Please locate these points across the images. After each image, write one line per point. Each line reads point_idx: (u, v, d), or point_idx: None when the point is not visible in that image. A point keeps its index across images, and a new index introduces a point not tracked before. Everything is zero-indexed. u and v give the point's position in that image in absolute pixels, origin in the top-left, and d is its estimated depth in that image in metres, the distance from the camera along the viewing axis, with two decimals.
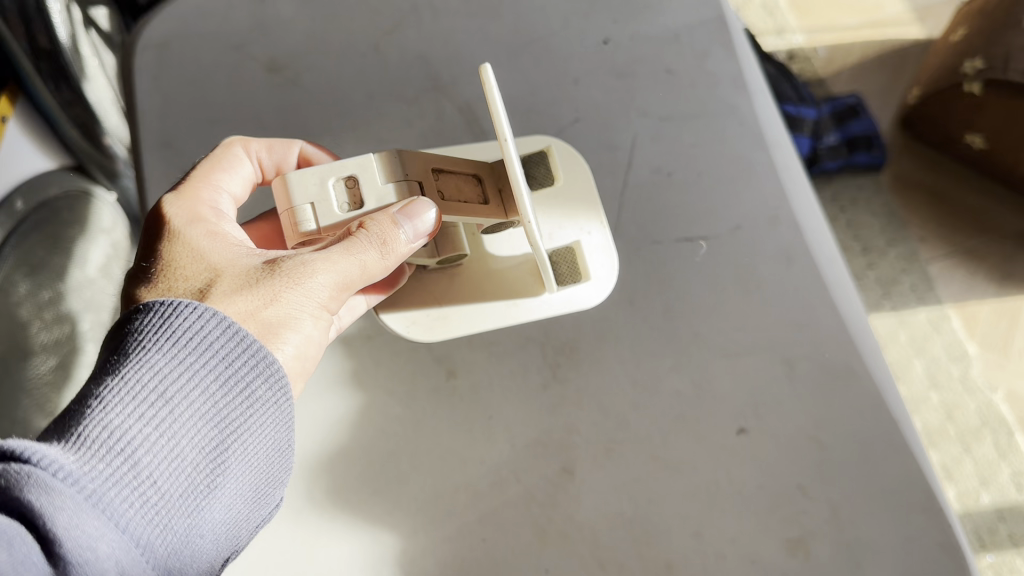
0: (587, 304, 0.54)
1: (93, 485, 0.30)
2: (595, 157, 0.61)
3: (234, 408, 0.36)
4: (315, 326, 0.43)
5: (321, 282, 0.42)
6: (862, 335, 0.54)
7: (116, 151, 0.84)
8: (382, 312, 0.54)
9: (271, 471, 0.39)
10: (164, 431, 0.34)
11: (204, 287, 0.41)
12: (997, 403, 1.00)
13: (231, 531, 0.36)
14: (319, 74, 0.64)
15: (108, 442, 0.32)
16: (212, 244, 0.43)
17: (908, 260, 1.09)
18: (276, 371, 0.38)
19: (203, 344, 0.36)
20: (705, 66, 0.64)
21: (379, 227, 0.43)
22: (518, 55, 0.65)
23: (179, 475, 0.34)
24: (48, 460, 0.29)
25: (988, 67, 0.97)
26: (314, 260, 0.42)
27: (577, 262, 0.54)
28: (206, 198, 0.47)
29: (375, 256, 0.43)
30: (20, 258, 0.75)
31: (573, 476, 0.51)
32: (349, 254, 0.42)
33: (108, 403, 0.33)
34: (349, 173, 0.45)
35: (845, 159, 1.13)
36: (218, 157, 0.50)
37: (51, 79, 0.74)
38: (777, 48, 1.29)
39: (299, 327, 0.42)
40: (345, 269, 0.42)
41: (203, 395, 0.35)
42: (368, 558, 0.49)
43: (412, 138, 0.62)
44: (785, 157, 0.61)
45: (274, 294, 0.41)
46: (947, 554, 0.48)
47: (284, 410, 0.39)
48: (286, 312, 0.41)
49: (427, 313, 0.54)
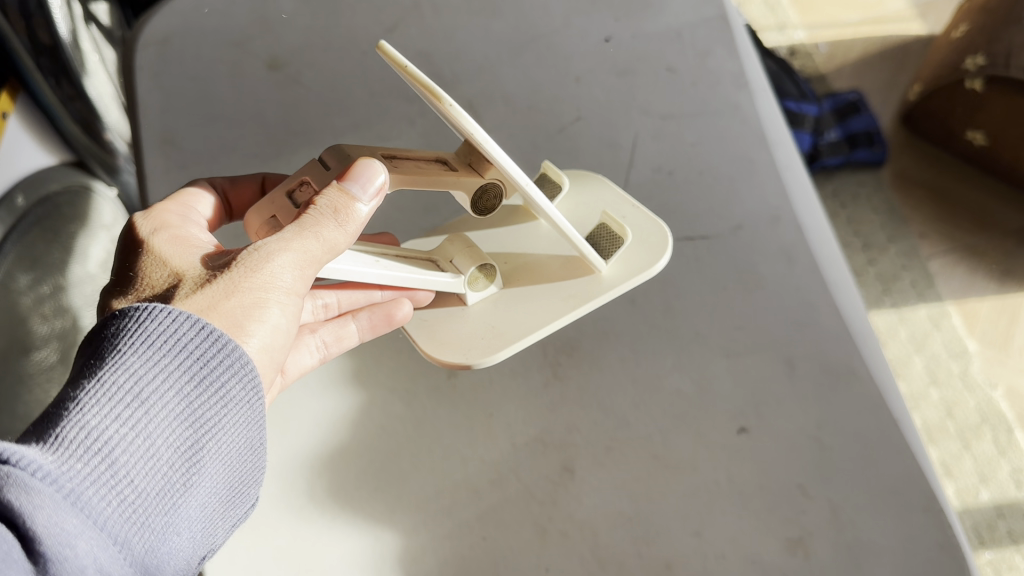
0: (654, 264, 0.53)
1: (70, 483, 0.30)
2: (596, 155, 0.61)
3: (210, 408, 0.36)
4: (283, 313, 0.41)
5: (281, 264, 0.40)
6: (863, 334, 0.54)
7: (116, 146, 0.86)
8: (435, 351, 0.52)
9: (246, 470, 0.38)
10: (141, 432, 0.33)
11: (168, 289, 0.39)
12: (997, 400, 0.99)
13: (205, 529, 0.36)
14: (320, 71, 0.64)
15: (85, 441, 0.31)
16: (174, 248, 0.41)
17: (909, 256, 1.10)
18: (250, 369, 0.37)
19: (177, 347, 0.35)
20: (706, 64, 0.64)
21: (329, 200, 0.42)
22: (520, 53, 0.65)
23: (155, 474, 0.33)
24: (27, 460, 0.29)
25: (992, 63, 0.99)
26: (269, 244, 0.40)
27: (613, 227, 0.54)
28: (176, 212, 0.46)
29: (333, 229, 0.42)
30: (20, 253, 0.74)
31: (573, 476, 0.51)
32: (302, 231, 0.41)
33: (86, 405, 0.32)
34: (299, 178, 0.46)
35: (846, 157, 1.15)
36: (183, 190, 0.49)
37: (52, 75, 0.75)
38: (778, 43, 1.29)
39: (265, 317, 0.39)
40: (301, 246, 0.41)
41: (179, 396, 0.35)
42: (368, 556, 0.49)
43: (410, 133, 0.61)
44: (788, 156, 0.61)
45: (234, 285, 0.39)
46: (948, 554, 0.47)
47: (258, 409, 0.38)
48: (249, 301, 0.39)
49: (483, 337, 0.52)
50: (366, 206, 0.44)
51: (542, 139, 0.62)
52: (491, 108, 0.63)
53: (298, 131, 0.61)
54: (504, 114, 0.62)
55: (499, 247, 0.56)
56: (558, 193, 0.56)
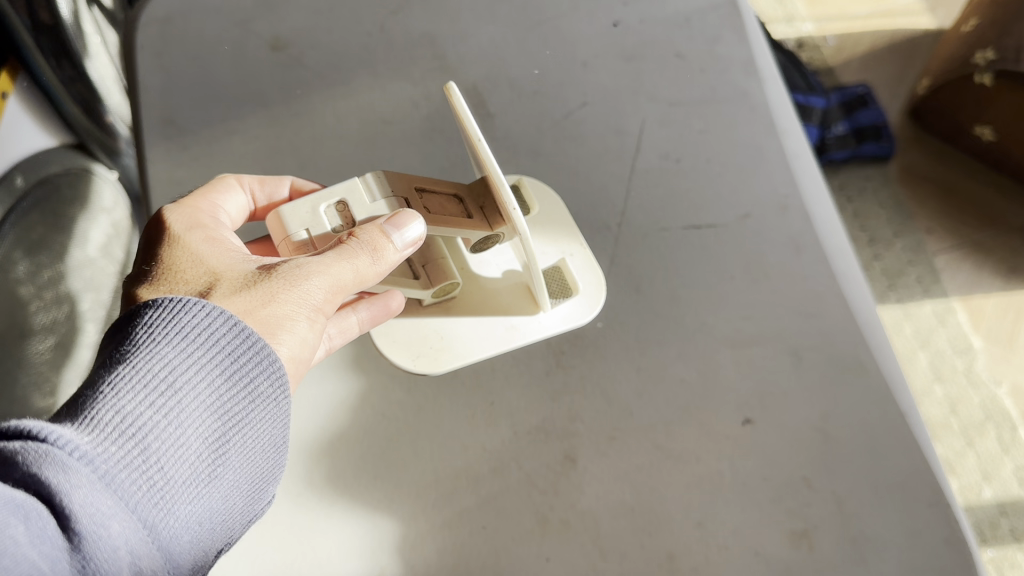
0: (584, 320, 0.54)
1: (106, 465, 0.30)
2: (603, 142, 0.60)
3: (237, 402, 0.36)
4: (310, 329, 0.42)
5: (316, 285, 0.41)
6: (870, 325, 0.54)
7: (116, 129, 0.86)
8: (386, 347, 0.53)
9: (266, 467, 0.38)
10: (173, 419, 0.33)
11: (204, 289, 0.40)
12: (1002, 397, 0.98)
13: (226, 522, 0.36)
14: (324, 52, 0.63)
15: (120, 425, 0.31)
16: (209, 249, 0.43)
17: (914, 251, 1.09)
18: (278, 367, 0.38)
19: (209, 340, 0.36)
20: (716, 51, 0.63)
21: (369, 235, 0.43)
22: (527, 37, 0.64)
23: (185, 461, 0.33)
24: (65, 439, 0.29)
25: (1000, 58, 0.97)
26: (310, 263, 0.41)
27: (566, 279, 0.55)
28: (206, 210, 0.47)
29: (367, 262, 0.43)
30: (20, 236, 0.74)
31: (575, 465, 0.50)
32: (340, 259, 0.42)
33: (120, 388, 0.32)
34: (338, 198, 0.46)
35: (853, 150, 1.14)
36: (211, 183, 0.49)
37: (52, 55, 0.74)
38: (786, 35, 1.29)
39: (293, 330, 0.40)
40: (338, 273, 0.42)
41: (209, 387, 0.35)
42: (366, 543, 0.48)
43: (416, 117, 0.60)
44: (797, 144, 0.60)
45: (271, 294, 0.40)
46: (953, 550, 0.47)
47: (282, 406, 0.38)
48: (283, 312, 0.40)
49: (430, 345, 0.53)
50: (401, 253, 0.44)
51: (547, 125, 0.61)
52: (497, 93, 0.62)
53: (300, 113, 0.60)
54: (509, 99, 0.62)
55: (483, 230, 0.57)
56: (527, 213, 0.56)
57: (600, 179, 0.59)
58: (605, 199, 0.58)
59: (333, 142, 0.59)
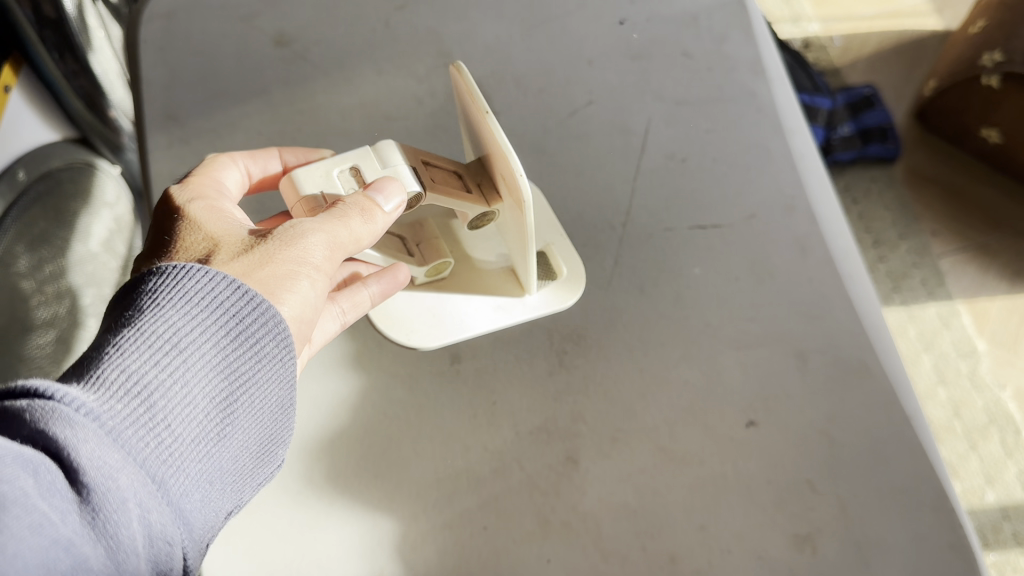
0: (568, 300, 0.54)
1: (111, 423, 0.30)
2: (608, 140, 0.60)
3: (245, 362, 0.36)
4: (314, 289, 0.41)
5: (312, 244, 0.41)
6: (876, 328, 0.53)
7: (121, 125, 0.85)
8: (380, 324, 0.54)
9: (275, 428, 0.38)
10: (178, 380, 0.33)
11: (203, 255, 0.39)
12: (1006, 401, 0.98)
13: (237, 482, 0.36)
14: (328, 47, 0.63)
15: (125, 384, 0.32)
16: (208, 216, 0.42)
17: (919, 253, 1.09)
18: (284, 329, 0.38)
19: (215, 303, 0.36)
20: (723, 50, 0.63)
21: (357, 198, 0.43)
22: (533, 35, 0.64)
23: (193, 420, 0.34)
24: (69, 397, 0.29)
25: (1009, 60, 0.98)
26: (304, 224, 0.41)
27: (551, 262, 0.56)
28: (202, 184, 0.46)
29: (361, 223, 0.43)
30: (20, 229, 0.73)
31: (577, 465, 0.50)
32: (333, 220, 0.42)
33: (125, 349, 0.33)
34: (351, 164, 0.47)
35: (858, 151, 1.15)
36: (204, 163, 0.48)
37: (55, 48, 0.73)
38: (793, 35, 1.29)
39: (298, 288, 0.40)
40: (333, 231, 0.42)
41: (215, 348, 0.35)
42: (366, 541, 0.47)
43: (420, 114, 0.60)
44: (804, 145, 0.60)
45: (268, 255, 0.40)
46: (958, 555, 0.47)
47: (290, 368, 0.38)
48: (282, 270, 0.40)
49: (421, 322, 0.54)
50: (391, 212, 0.44)
51: (552, 123, 0.60)
52: (502, 90, 0.61)
53: (304, 108, 0.60)
54: (514, 96, 0.61)
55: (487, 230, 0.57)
56: None
57: (605, 177, 0.59)
58: (609, 198, 0.58)
59: (336, 138, 0.59)
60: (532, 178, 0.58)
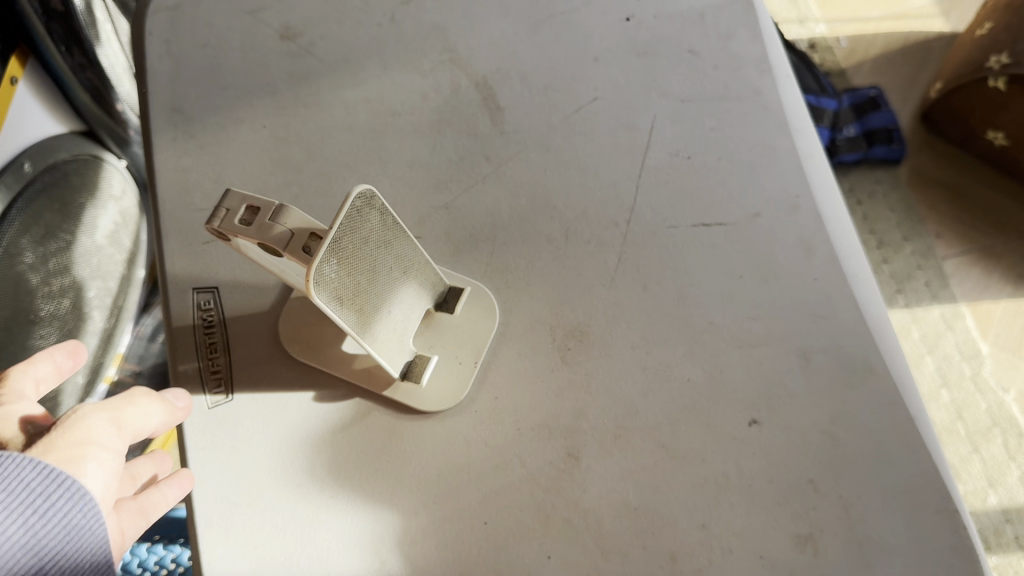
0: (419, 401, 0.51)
1: None
2: (613, 138, 0.59)
3: (57, 538, 0.34)
4: (106, 471, 0.39)
5: (96, 424, 0.40)
6: (881, 328, 0.53)
7: (127, 117, 0.87)
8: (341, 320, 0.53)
9: None
10: None
11: None
12: (1008, 403, 1.03)
13: None
14: (334, 42, 0.62)
15: None
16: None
17: (923, 256, 1.13)
18: (89, 505, 0.36)
19: (14, 484, 0.33)
20: (730, 47, 0.63)
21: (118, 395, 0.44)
22: (539, 30, 0.64)
23: None
24: None
25: (1015, 63, 1.03)
26: (85, 407, 0.40)
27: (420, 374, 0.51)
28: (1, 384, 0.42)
29: (133, 411, 0.43)
30: (24, 222, 0.73)
31: (579, 462, 0.49)
32: (116, 407, 0.42)
33: None
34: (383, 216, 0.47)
35: (862, 153, 1.19)
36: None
37: (63, 42, 0.74)
38: (799, 36, 1.30)
39: (86, 472, 0.37)
40: (113, 410, 0.41)
41: (21, 529, 0.33)
42: (367, 536, 0.48)
43: (426, 110, 0.60)
44: (809, 144, 0.59)
45: (50, 438, 0.37)
46: (961, 557, 0.47)
47: (102, 537, 0.36)
48: (69, 450, 0.37)
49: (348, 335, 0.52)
50: (163, 408, 0.46)
51: (557, 120, 0.60)
52: (508, 86, 0.61)
53: (308, 102, 0.60)
54: (519, 92, 0.61)
55: (493, 227, 0.56)
56: (462, 296, 0.53)
57: (609, 174, 0.58)
58: (614, 195, 0.58)
59: (340, 133, 0.59)
60: (536, 175, 0.58)
